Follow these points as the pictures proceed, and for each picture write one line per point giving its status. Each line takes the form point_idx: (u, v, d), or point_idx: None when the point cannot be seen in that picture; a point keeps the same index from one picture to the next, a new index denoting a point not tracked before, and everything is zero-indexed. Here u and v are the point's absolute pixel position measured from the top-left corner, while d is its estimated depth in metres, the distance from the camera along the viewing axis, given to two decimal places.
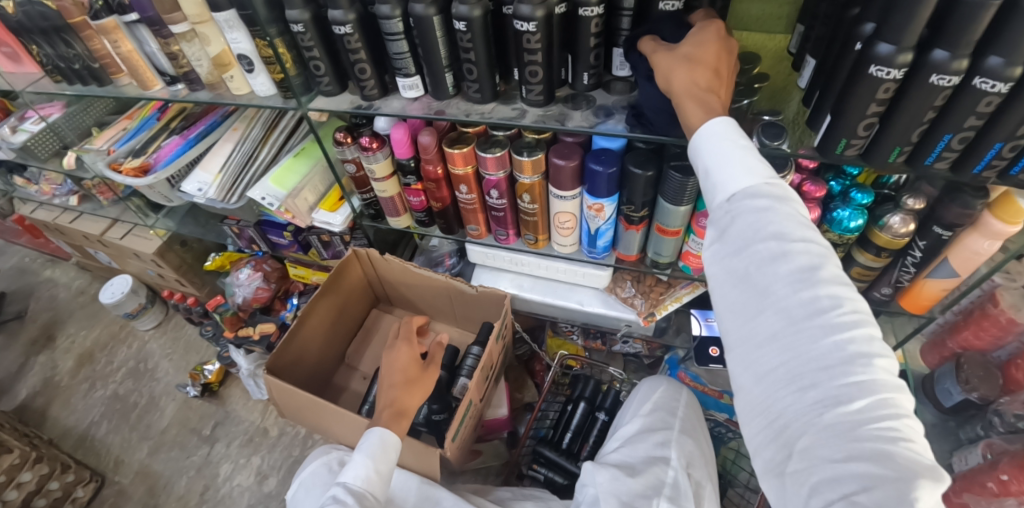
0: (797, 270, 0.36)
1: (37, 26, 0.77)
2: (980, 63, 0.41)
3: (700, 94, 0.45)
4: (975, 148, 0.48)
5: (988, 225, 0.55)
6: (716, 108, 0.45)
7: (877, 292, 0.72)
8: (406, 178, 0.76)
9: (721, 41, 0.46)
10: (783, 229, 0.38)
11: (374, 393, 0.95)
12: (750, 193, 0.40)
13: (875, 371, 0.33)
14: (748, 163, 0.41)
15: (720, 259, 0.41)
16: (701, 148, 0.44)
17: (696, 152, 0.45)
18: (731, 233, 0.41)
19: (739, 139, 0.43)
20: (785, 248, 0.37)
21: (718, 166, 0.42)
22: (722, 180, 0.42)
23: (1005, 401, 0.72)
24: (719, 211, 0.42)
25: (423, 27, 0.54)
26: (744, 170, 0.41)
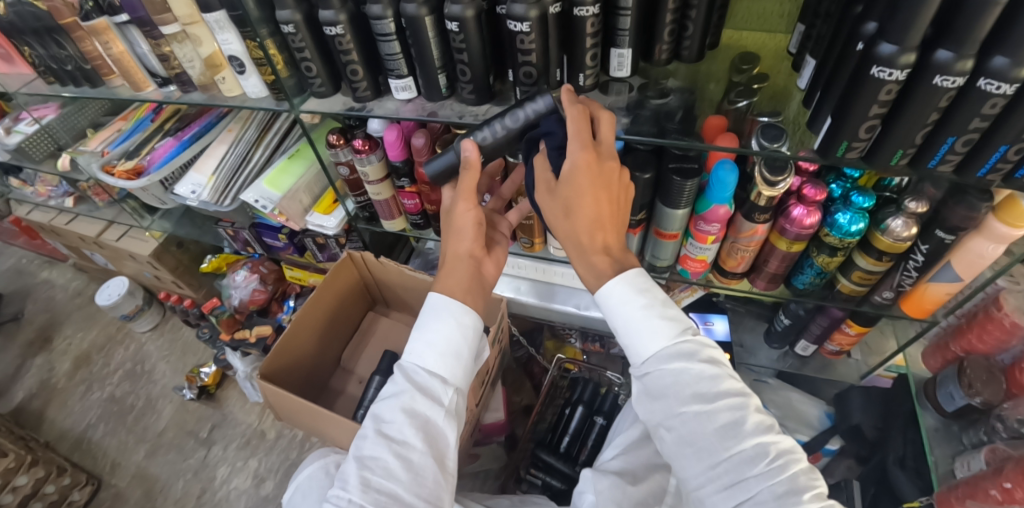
0: (723, 425, 0.44)
1: (29, 27, 0.77)
2: (985, 64, 0.40)
3: (587, 252, 0.52)
4: (980, 150, 0.47)
5: (992, 228, 0.54)
6: (604, 267, 0.52)
7: (879, 295, 0.71)
8: (400, 180, 0.75)
9: (594, 178, 0.48)
10: (699, 386, 0.46)
11: (370, 396, 0.95)
12: (662, 356, 0.49)
13: (786, 463, 0.43)
14: (653, 328, 0.49)
15: (649, 410, 0.49)
16: (608, 308, 0.52)
17: (604, 307, 0.53)
18: (652, 391, 0.49)
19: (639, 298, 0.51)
20: (705, 402, 0.45)
21: (628, 330, 0.50)
22: (635, 344, 0.50)
23: (1007, 407, 0.70)
24: (638, 369, 0.50)
25: (416, 27, 0.53)
26: (654, 333, 0.49)
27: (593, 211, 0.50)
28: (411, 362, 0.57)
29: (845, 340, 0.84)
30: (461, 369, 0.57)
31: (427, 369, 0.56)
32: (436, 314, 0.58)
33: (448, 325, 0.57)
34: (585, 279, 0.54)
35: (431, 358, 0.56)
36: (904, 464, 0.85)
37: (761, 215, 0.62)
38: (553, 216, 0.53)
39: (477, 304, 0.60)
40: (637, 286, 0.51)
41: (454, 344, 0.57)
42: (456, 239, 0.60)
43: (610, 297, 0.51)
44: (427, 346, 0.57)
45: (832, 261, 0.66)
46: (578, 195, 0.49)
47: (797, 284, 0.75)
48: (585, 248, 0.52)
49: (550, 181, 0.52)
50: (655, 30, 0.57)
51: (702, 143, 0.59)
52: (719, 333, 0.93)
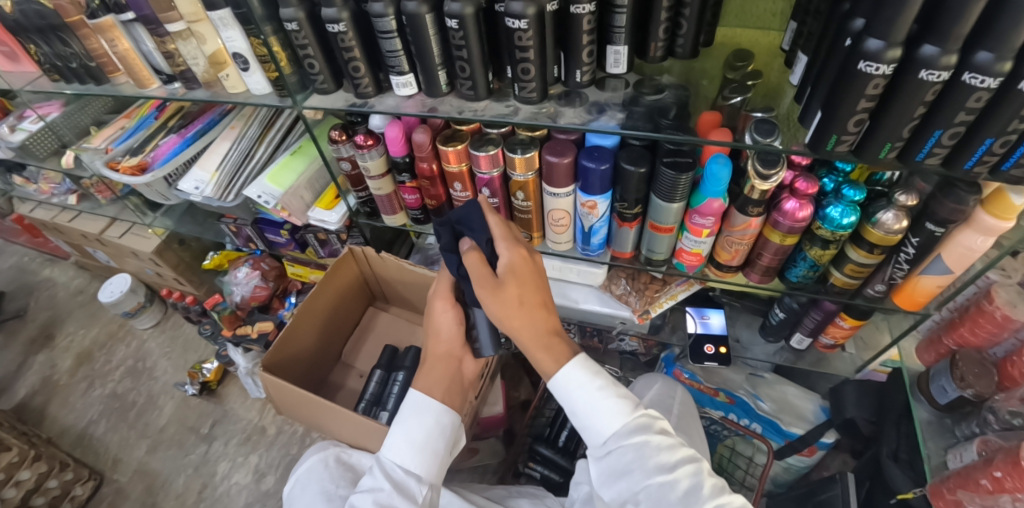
0: (683, 491, 0.49)
1: (35, 25, 0.78)
2: (969, 59, 0.41)
3: (550, 348, 0.59)
4: (967, 143, 0.49)
5: (980, 221, 0.56)
6: (562, 356, 0.58)
7: (871, 288, 0.72)
8: (401, 175, 0.76)
9: (526, 264, 0.60)
10: (658, 457, 0.51)
11: (371, 391, 0.96)
12: (623, 432, 0.54)
13: None
14: (610, 408, 0.55)
15: (615, 489, 0.53)
16: (566, 395, 0.57)
17: (563, 394, 0.58)
18: (615, 467, 0.53)
19: (595, 380, 0.57)
20: (666, 471, 0.51)
21: (587, 409, 0.56)
22: (596, 425, 0.56)
23: (1000, 398, 0.72)
24: (601, 448, 0.56)
25: (416, 25, 0.54)
26: (613, 412, 0.55)
27: (535, 308, 0.59)
28: (389, 459, 0.66)
29: (839, 332, 0.85)
30: (434, 465, 0.67)
31: (406, 465, 0.66)
32: (415, 414, 0.69)
33: (428, 424, 0.68)
34: (544, 365, 0.59)
35: (409, 453, 0.66)
36: (898, 457, 0.86)
37: (755, 208, 0.64)
38: (511, 317, 0.58)
39: (452, 402, 0.73)
40: (591, 369, 0.58)
41: (431, 441, 0.68)
42: (437, 338, 0.73)
43: (568, 383, 0.57)
44: (405, 442, 0.67)
45: (825, 254, 0.67)
46: (522, 282, 0.58)
47: (791, 278, 0.76)
48: (537, 335, 0.59)
49: (492, 278, 0.59)
50: (650, 27, 0.58)
51: (696, 137, 0.60)
52: (714, 328, 0.95)
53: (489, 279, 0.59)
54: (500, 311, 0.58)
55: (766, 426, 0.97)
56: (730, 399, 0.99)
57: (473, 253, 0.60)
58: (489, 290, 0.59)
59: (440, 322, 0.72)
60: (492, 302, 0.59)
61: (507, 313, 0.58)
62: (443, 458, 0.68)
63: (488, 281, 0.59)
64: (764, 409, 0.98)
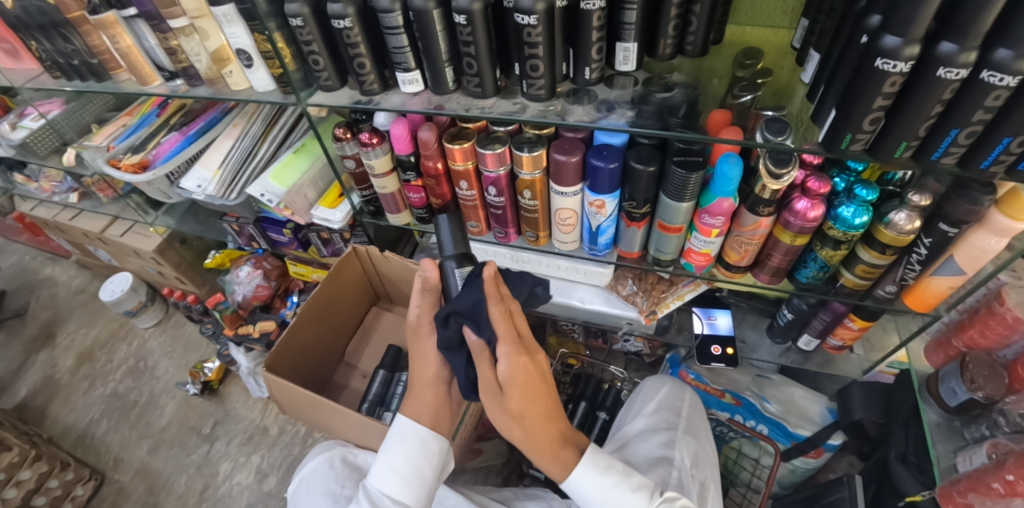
0: None
1: (36, 21, 0.77)
2: (988, 56, 0.40)
3: (557, 453, 0.61)
4: (983, 142, 0.48)
5: (994, 222, 0.55)
6: (569, 461, 0.61)
7: (882, 289, 0.71)
8: (406, 174, 0.75)
9: (528, 373, 0.58)
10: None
11: (374, 391, 0.95)
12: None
13: None
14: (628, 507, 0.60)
15: None
16: (587, 497, 0.61)
17: (580, 496, 0.62)
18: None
19: (607, 479, 0.61)
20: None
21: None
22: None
23: (1011, 401, 0.71)
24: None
25: (423, 21, 0.53)
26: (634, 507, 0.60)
27: (540, 419, 0.60)
28: (375, 487, 0.65)
29: (847, 334, 0.84)
30: (423, 494, 0.65)
31: (393, 495, 0.64)
32: (405, 444, 0.66)
33: (418, 451, 0.66)
34: (552, 471, 0.62)
35: (395, 482, 0.64)
36: (907, 460, 0.85)
37: (766, 208, 0.63)
38: (513, 429, 0.60)
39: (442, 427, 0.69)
40: (600, 470, 0.61)
41: (419, 470, 0.66)
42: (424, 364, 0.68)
43: (586, 489, 0.61)
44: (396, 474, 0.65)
45: (836, 254, 0.66)
46: (527, 402, 0.58)
47: (800, 278, 0.75)
48: (539, 448, 0.61)
49: (496, 388, 0.59)
50: (660, 24, 0.57)
51: (707, 135, 0.59)
52: (721, 329, 0.94)
53: (494, 385, 0.59)
54: (505, 418, 0.59)
55: (773, 427, 0.97)
56: (737, 400, 0.99)
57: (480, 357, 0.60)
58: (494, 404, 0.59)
59: (427, 348, 0.68)
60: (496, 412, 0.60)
61: (512, 421, 0.59)
62: (430, 486, 0.66)
63: (494, 392, 0.59)
64: (771, 410, 0.98)
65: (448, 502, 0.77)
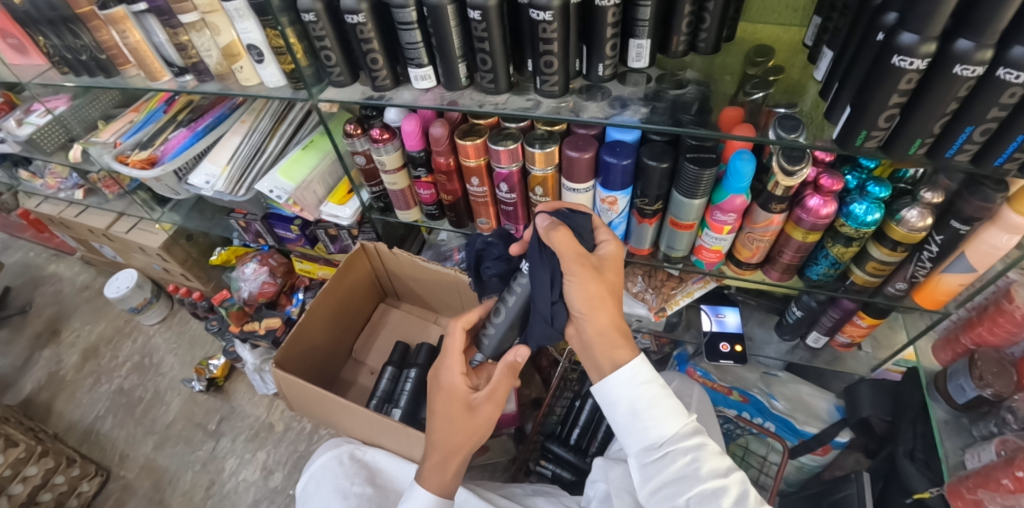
0: (735, 498, 0.52)
1: (44, 16, 0.76)
2: (1004, 54, 0.41)
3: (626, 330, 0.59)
4: (997, 139, 0.48)
5: (1007, 219, 0.55)
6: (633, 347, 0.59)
7: (892, 286, 0.72)
8: (416, 170, 0.76)
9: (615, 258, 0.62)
10: (712, 461, 0.54)
11: (382, 388, 0.95)
12: (680, 433, 0.56)
13: None
14: (669, 407, 0.57)
15: (661, 494, 0.54)
16: (629, 388, 0.57)
17: (620, 392, 0.57)
18: (669, 472, 0.54)
19: (656, 380, 0.58)
20: (721, 475, 0.53)
21: (645, 408, 0.56)
22: (653, 424, 0.56)
23: (1019, 398, 0.71)
24: (652, 451, 0.56)
25: (437, 17, 0.53)
26: (675, 409, 0.57)
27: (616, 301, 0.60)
28: None
29: (856, 331, 0.84)
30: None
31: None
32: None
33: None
34: (618, 351, 0.58)
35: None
36: (914, 456, 0.85)
37: (778, 205, 0.63)
38: (593, 302, 0.57)
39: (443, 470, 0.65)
40: (652, 371, 0.58)
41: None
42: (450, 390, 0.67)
43: (635, 376, 0.57)
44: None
45: (847, 251, 0.66)
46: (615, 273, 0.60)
47: (811, 275, 0.75)
48: (612, 327, 0.58)
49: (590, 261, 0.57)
50: (673, 21, 0.57)
51: (720, 132, 0.59)
52: (729, 326, 0.94)
53: (582, 258, 0.56)
54: (593, 292, 0.57)
55: (780, 425, 0.97)
56: (743, 397, 1.00)
57: (562, 229, 0.56)
58: (581, 279, 0.56)
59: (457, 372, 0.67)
60: (577, 291, 0.57)
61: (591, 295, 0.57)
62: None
63: (588, 262, 0.57)
64: (778, 408, 0.98)
65: (458, 498, 0.77)
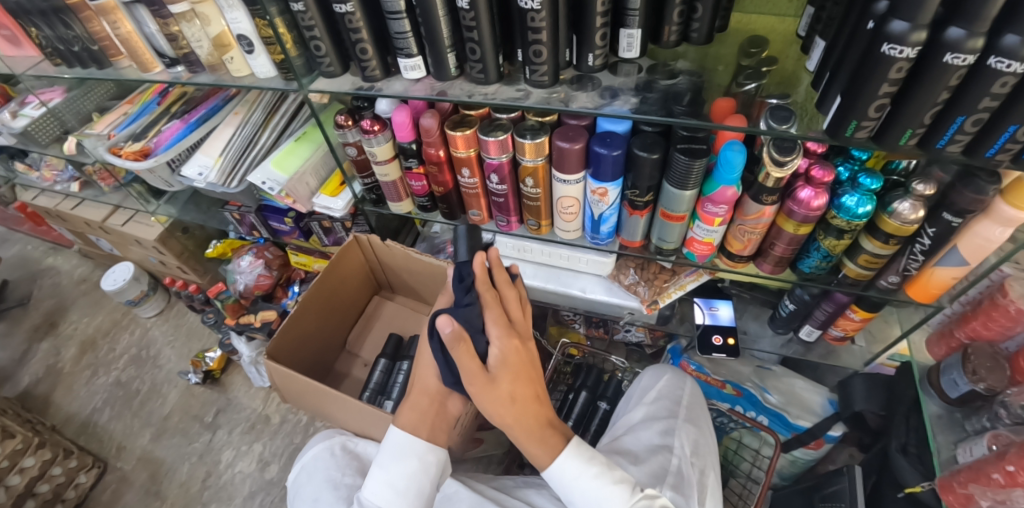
0: None
1: (37, 8, 0.76)
2: (996, 42, 0.40)
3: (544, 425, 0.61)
4: (989, 131, 0.47)
5: (1000, 211, 0.54)
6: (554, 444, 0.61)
7: (885, 280, 0.71)
8: (408, 161, 0.75)
9: (523, 361, 0.60)
10: None
11: (376, 380, 0.96)
12: None
13: None
14: (609, 494, 0.57)
15: None
16: (569, 485, 0.59)
17: (561, 487, 0.60)
18: None
19: (591, 468, 0.59)
20: None
21: (586, 499, 0.58)
22: None
23: (1012, 392, 0.70)
24: None
25: (426, 6, 0.52)
26: (612, 500, 0.57)
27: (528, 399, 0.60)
28: (372, 502, 0.63)
29: (849, 325, 0.85)
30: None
31: None
32: (402, 446, 0.65)
33: (426, 463, 0.65)
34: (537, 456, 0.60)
35: (392, 498, 0.62)
36: (907, 451, 0.84)
37: (769, 197, 0.62)
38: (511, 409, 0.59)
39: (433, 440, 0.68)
40: (584, 460, 0.59)
41: (416, 483, 0.64)
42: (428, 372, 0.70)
43: (566, 475, 0.59)
44: (387, 469, 0.64)
45: (839, 244, 0.66)
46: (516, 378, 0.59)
47: (803, 268, 0.75)
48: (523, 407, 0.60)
49: (483, 373, 0.58)
50: (664, 12, 0.57)
51: (711, 123, 0.58)
52: (723, 320, 0.94)
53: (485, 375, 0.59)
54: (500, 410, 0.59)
55: (773, 418, 0.97)
56: (737, 391, 1.00)
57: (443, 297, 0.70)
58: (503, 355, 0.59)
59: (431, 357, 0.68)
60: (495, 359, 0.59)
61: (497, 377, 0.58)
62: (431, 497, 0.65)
63: (516, 348, 0.60)
64: (771, 402, 0.98)
65: (449, 489, 0.77)
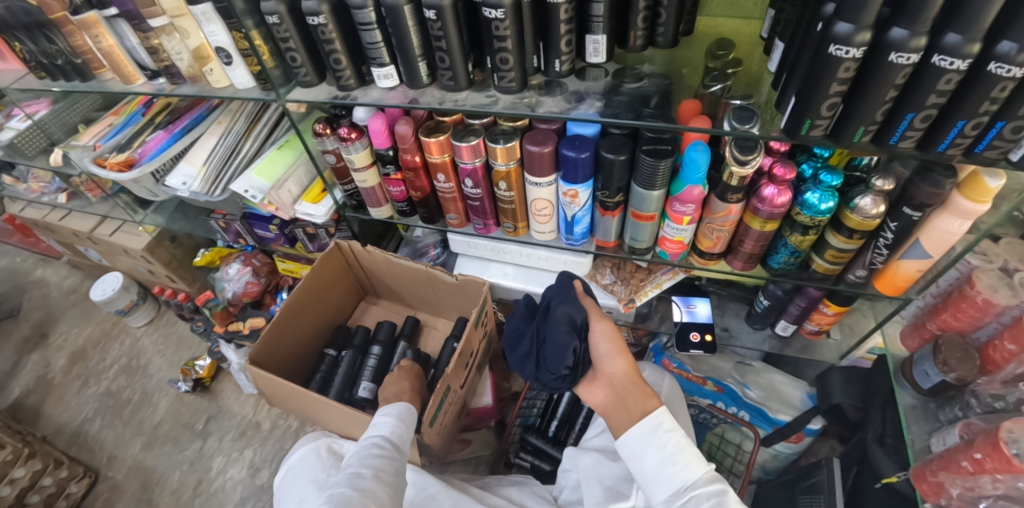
0: None
1: (19, 22, 0.77)
2: (939, 41, 0.42)
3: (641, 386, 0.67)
4: (939, 127, 0.49)
5: (958, 205, 0.56)
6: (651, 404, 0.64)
7: (853, 273, 0.73)
8: (385, 167, 0.77)
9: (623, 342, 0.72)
10: (736, 506, 0.55)
11: (320, 376, 1.01)
12: (703, 479, 0.58)
13: None
14: (691, 454, 0.59)
15: None
16: (653, 438, 0.60)
17: (641, 441, 0.61)
18: None
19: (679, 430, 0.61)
20: None
21: (669, 458, 0.59)
22: (681, 468, 0.58)
23: (982, 382, 0.73)
24: (678, 494, 0.57)
25: (395, 17, 0.54)
26: (693, 460, 0.59)
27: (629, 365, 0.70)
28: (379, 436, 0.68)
29: (823, 319, 0.86)
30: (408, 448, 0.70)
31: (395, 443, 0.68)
32: (406, 411, 0.75)
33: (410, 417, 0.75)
34: (646, 401, 0.64)
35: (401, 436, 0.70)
36: (883, 441, 0.86)
37: (734, 195, 0.64)
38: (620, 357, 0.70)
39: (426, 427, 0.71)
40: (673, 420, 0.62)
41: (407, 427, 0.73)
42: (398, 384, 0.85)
43: (659, 426, 0.61)
44: (394, 424, 0.71)
45: (805, 239, 0.68)
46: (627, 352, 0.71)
47: (773, 264, 0.77)
48: (635, 381, 0.68)
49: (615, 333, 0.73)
50: (629, 16, 0.58)
51: (676, 124, 0.60)
52: (700, 317, 0.95)
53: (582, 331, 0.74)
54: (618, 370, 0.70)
55: (754, 413, 0.98)
56: (718, 387, 1.01)
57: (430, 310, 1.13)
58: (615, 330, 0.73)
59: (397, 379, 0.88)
60: (604, 335, 0.73)
61: (601, 368, 0.72)
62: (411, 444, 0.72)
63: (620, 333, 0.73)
64: (751, 397, 1.00)
65: (432, 489, 0.77)
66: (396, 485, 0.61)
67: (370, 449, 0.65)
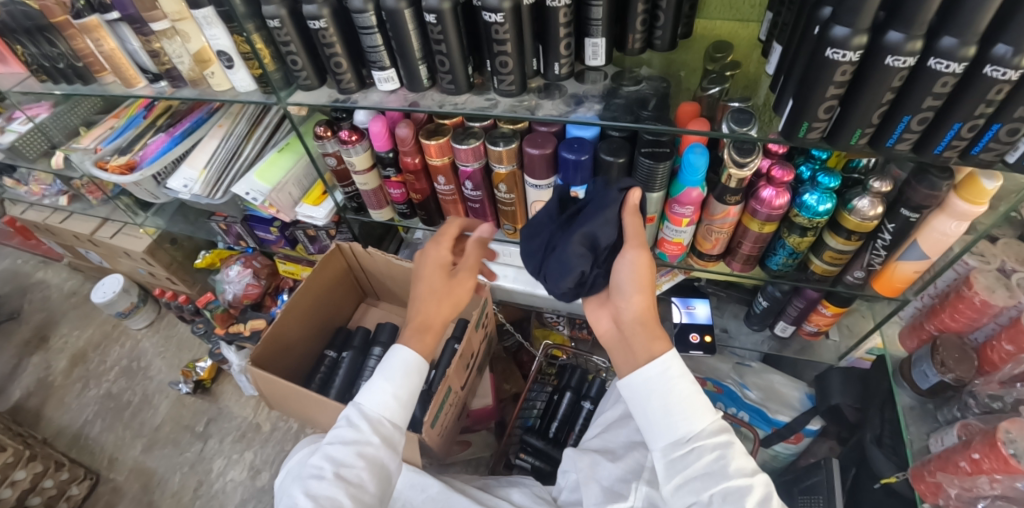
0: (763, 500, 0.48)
1: (21, 26, 0.77)
2: (935, 44, 0.42)
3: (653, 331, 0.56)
4: (935, 129, 0.49)
5: (954, 206, 0.56)
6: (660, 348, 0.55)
7: (851, 275, 0.74)
8: (385, 170, 0.77)
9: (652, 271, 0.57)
10: (738, 460, 0.50)
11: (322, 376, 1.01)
12: (708, 430, 0.52)
13: None
14: (698, 403, 0.53)
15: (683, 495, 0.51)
16: (657, 385, 0.53)
17: (642, 385, 0.54)
18: (694, 467, 0.50)
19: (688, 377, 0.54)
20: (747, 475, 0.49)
21: (672, 406, 0.53)
22: (684, 419, 0.52)
23: (979, 382, 0.73)
24: (680, 444, 0.52)
25: (395, 21, 0.55)
26: (700, 411, 0.52)
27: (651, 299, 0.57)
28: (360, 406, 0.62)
29: (821, 320, 0.87)
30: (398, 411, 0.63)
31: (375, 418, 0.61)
32: (404, 366, 0.64)
33: (410, 370, 0.65)
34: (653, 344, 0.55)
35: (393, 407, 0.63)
36: (882, 442, 0.87)
37: (732, 198, 0.65)
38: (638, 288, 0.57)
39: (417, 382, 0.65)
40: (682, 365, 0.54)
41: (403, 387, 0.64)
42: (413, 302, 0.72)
43: (666, 371, 0.53)
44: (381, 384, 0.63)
45: (803, 241, 0.68)
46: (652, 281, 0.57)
47: (771, 266, 0.77)
48: (646, 322, 0.57)
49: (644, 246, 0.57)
50: (627, 20, 0.59)
51: (675, 127, 0.60)
52: (699, 318, 0.96)
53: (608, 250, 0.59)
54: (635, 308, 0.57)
55: (754, 414, 0.99)
56: (717, 388, 1.02)
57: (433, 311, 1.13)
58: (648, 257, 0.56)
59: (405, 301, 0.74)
60: (630, 264, 0.57)
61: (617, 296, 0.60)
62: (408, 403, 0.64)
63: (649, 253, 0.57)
64: (751, 397, 1.00)
65: (432, 490, 0.78)
66: (365, 481, 0.58)
67: (340, 429, 0.61)
